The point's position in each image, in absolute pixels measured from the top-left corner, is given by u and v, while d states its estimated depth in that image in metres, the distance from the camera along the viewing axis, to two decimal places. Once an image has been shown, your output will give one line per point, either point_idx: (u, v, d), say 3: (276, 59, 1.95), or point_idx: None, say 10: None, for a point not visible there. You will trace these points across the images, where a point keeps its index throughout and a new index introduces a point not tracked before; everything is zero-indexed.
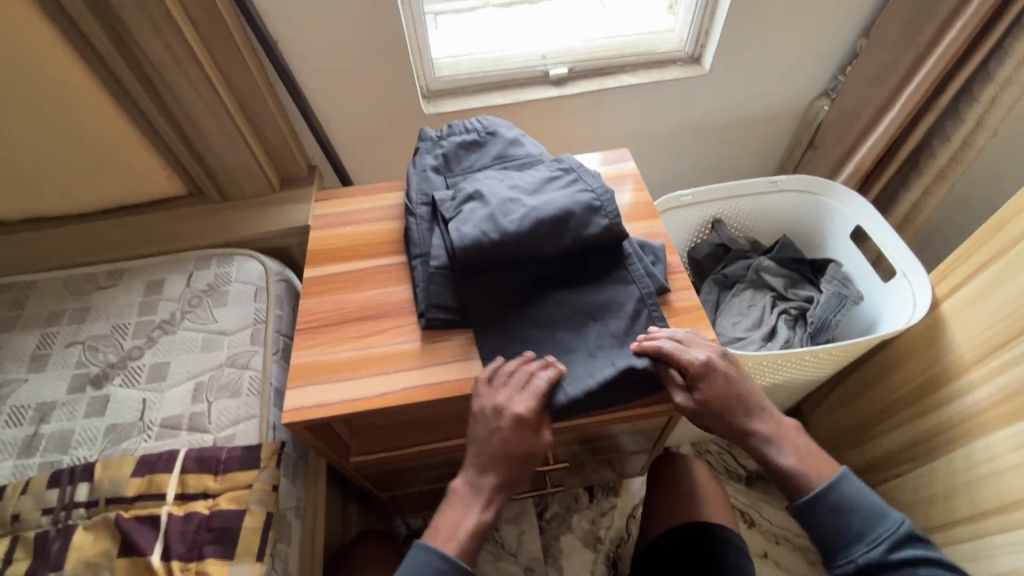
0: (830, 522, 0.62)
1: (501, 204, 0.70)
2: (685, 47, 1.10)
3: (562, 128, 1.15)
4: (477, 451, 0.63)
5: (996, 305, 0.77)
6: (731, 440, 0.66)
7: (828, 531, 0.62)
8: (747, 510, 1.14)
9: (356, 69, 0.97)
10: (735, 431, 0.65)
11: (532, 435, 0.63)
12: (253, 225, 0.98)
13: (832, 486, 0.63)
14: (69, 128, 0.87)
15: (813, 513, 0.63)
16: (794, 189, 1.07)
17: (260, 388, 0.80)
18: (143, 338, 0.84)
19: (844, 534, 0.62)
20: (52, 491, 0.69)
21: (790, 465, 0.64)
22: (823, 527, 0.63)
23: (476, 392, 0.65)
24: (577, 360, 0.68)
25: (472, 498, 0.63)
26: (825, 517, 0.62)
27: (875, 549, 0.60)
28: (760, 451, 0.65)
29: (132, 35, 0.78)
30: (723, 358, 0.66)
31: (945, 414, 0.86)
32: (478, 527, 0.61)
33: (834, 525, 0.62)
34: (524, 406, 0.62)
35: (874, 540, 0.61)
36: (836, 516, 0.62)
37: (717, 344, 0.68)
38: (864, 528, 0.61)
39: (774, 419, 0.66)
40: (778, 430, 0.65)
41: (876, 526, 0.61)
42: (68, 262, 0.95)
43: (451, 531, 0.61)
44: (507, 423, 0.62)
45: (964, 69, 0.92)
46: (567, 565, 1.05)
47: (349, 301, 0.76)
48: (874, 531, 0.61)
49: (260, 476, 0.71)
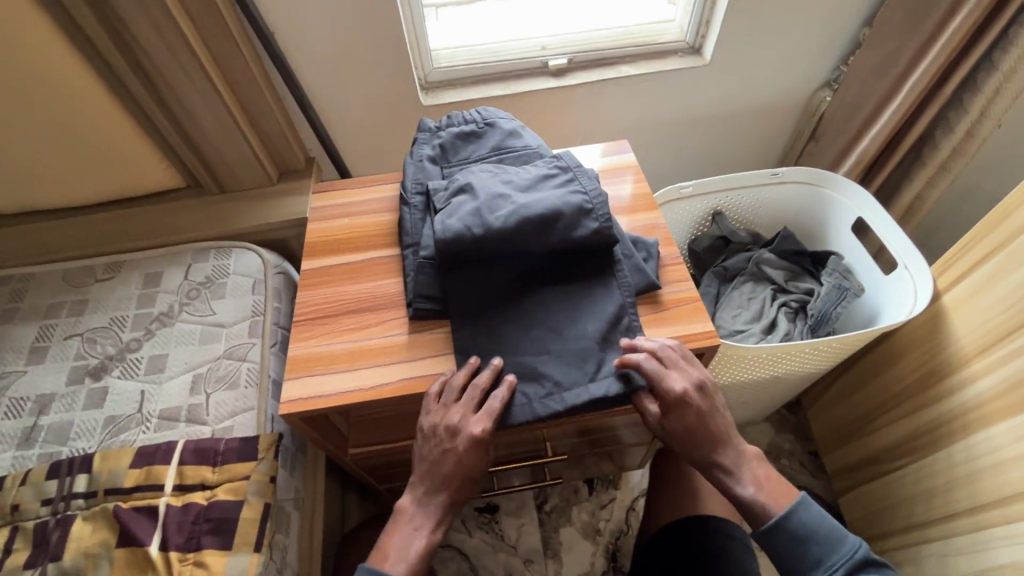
0: (787, 548, 0.61)
1: (490, 199, 0.69)
2: (686, 37, 1.09)
3: (562, 119, 1.15)
4: (429, 468, 0.64)
5: (996, 297, 0.77)
6: (694, 464, 0.67)
7: (788, 558, 0.62)
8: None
9: (353, 60, 0.96)
10: (698, 458, 0.65)
11: (484, 455, 0.64)
12: (250, 217, 0.98)
13: (789, 513, 0.62)
14: (65, 119, 0.86)
15: (772, 540, 0.62)
16: (795, 181, 1.06)
17: (258, 380, 0.80)
18: (141, 330, 0.84)
19: (801, 562, 0.61)
20: (51, 482, 0.69)
21: (748, 497, 0.63)
22: (782, 553, 0.62)
23: (426, 409, 0.65)
24: (557, 358, 0.67)
25: (423, 514, 0.64)
26: (783, 545, 0.62)
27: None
28: (720, 482, 0.65)
29: (126, 26, 0.77)
30: (700, 387, 0.64)
31: (946, 406, 0.86)
32: (430, 543, 0.63)
33: (792, 551, 0.61)
34: (479, 427, 0.63)
35: (831, 567, 0.60)
36: (793, 542, 0.61)
37: (698, 368, 0.66)
38: (821, 554, 0.60)
39: (740, 451, 0.65)
40: (740, 461, 0.65)
41: (833, 552, 0.60)
42: (67, 254, 0.95)
43: (399, 553, 0.62)
44: (462, 443, 0.63)
45: (969, 58, 0.91)
46: (566, 557, 1.05)
47: (347, 292, 0.76)
48: (830, 557, 0.60)
49: (259, 467, 0.71)
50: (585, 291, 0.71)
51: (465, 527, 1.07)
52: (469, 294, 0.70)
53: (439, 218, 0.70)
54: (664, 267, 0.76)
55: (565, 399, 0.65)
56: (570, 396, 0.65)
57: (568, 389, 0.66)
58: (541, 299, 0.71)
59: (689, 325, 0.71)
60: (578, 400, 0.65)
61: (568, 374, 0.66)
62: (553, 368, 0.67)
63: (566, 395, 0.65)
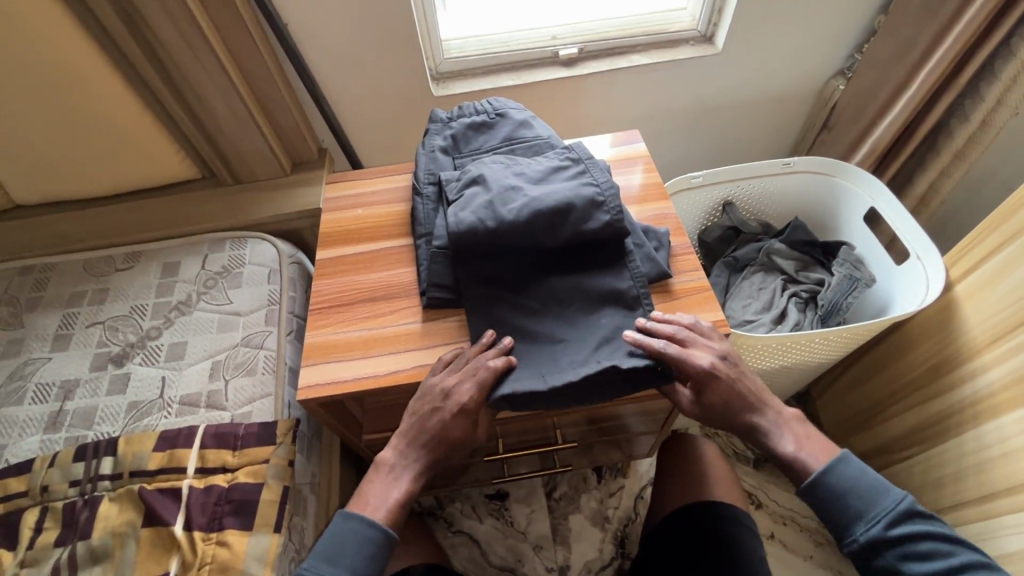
0: (828, 502, 0.62)
1: (502, 192, 0.70)
2: (698, 25, 1.08)
3: (572, 110, 1.15)
4: (415, 429, 0.65)
5: (1009, 288, 0.77)
6: (735, 434, 0.68)
7: (829, 512, 0.63)
8: (756, 493, 1.15)
9: (365, 50, 0.97)
10: (739, 427, 0.66)
11: (468, 424, 0.64)
12: (264, 208, 1.00)
13: (828, 469, 0.63)
14: (84, 111, 0.88)
15: (814, 497, 0.63)
16: (806, 171, 1.05)
17: (275, 367, 0.81)
18: (161, 319, 0.86)
19: (842, 515, 0.62)
20: (78, 465, 0.71)
21: (793, 455, 0.64)
22: (823, 508, 0.63)
23: (432, 372, 0.67)
24: (572, 348, 0.67)
25: (402, 471, 0.65)
26: (825, 498, 0.62)
27: (875, 527, 0.60)
28: (761, 442, 0.66)
29: (144, 18, 0.79)
30: (725, 357, 0.66)
31: (956, 396, 0.86)
32: (406, 498, 0.64)
33: (837, 506, 0.62)
34: (468, 395, 0.63)
35: (874, 518, 0.61)
36: (833, 496, 0.62)
37: (721, 343, 0.67)
38: (863, 507, 0.61)
39: (775, 412, 0.66)
40: (779, 420, 0.66)
41: (875, 504, 0.61)
42: (87, 244, 0.97)
43: (380, 499, 0.64)
44: (450, 407, 0.64)
45: (987, 45, 0.89)
46: (574, 542, 1.07)
47: (361, 282, 0.77)
48: (874, 510, 0.61)
49: (277, 452, 0.73)
50: (596, 280, 0.71)
51: (476, 514, 1.09)
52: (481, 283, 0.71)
53: (451, 210, 0.70)
54: (675, 257, 0.77)
55: (580, 371, 0.65)
56: (587, 368, 0.65)
57: (583, 365, 0.65)
58: (553, 289, 0.71)
59: (701, 314, 0.72)
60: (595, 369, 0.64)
61: (583, 356, 0.66)
62: (569, 353, 0.67)
63: (583, 368, 0.65)
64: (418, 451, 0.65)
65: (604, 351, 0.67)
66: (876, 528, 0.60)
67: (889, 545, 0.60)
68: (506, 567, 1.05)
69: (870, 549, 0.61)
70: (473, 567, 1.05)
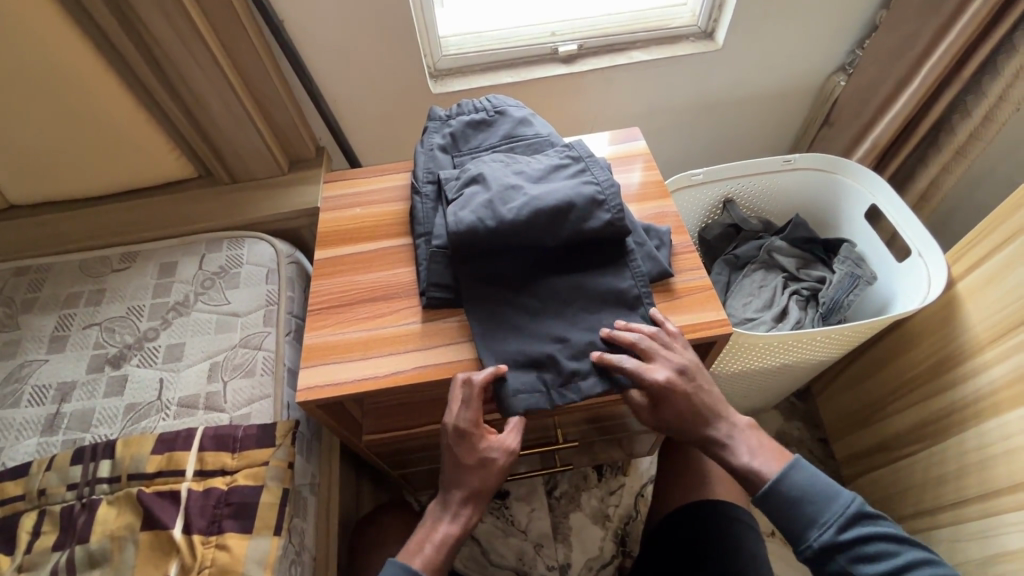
0: (781, 509, 0.62)
1: (502, 190, 0.70)
2: (697, 21, 1.08)
3: (571, 106, 1.14)
4: (446, 468, 0.65)
5: (1012, 285, 0.76)
6: (693, 445, 0.68)
7: (783, 519, 0.62)
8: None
9: (363, 47, 0.96)
10: (695, 439, 0.66)
11: (476, 446, 0.63)
12: (261, 207, 0.99)
13: (780, 475, 0.62)
14: (78, 110, 0.87)
15: (770, 504, 0.62)
16: (808, 167, 1.05)
17: (274, 368, 0.81)
18: (159, 320, 0.85)
19: (796, 521, 0.61)
20: (75, 468, 0.71)
21: (747, 466, 0.64)
22: (779, 515, 0.62)
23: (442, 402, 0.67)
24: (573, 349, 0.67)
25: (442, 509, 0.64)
26: (779, 504, 0.62)
27: (827, 531, 0.60)
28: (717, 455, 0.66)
29: (139, 16, 0.77)
30: (683, 371, 0.64)
31: (958, 393, 0.86)
32: (448, 536, 0.63)
33: (789, 512, 0.61)
34: (456, 420, 0.63)
35: (826, 523, 0.60)
36: (786, 502, 0.61)
37: (685, 353, 0.66)
38: (814, 512, 0.61)
39: (731, 425, 0.66)
40: (734, 434, 0.65)
41: (826, 508, 0.60)
42: (83, 245, 0.96)
43: (420, 545, 0.63)
44: (449, 436, 0.63)
45: (989, 40, 0.89)
46: (575, 541, 1.07)
47: (359, 282, 0.76)
48: (825, 514, 0.60)
49: (276, 453, 0.73)
50: (597, 280, 0.71)
51: None
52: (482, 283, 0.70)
53: (451, 209, 0.70)
54: (677, 256, 0.76)
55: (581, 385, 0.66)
56: (587, 385, 0.66)
57: (584, 380, 0.66)
58: (554, 288, 0.71)
59: (702, 313, 0.71)
60: (594, 390, 0.65)
61: (587, 366, 0.67)
62: (572, 361, 0.67)
63: (583, 385, 0.66)
64: (454, 485, 0.64)
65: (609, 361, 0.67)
66: (829, 532, 0.60)
67: (842, 549, 0.59)
68: (507, 566, 1.05)
69: (823, 554, 0.60)
70: (474, 565, 1.04)
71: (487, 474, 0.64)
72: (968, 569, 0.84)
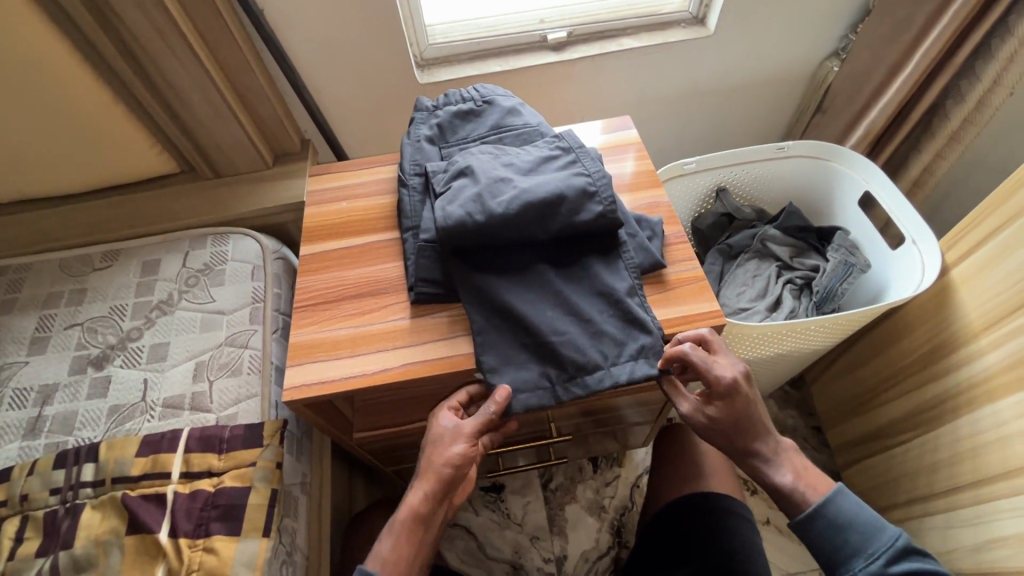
0: (827, 536, 0.61)
1: (491, 183, 0.68)
2: (689, 6, 1.06)
3: (561, 96, 1.12)
4: None
5: (1006, 273, 0.75)
6: (731, 455, 0.66)
7: (827, 547, 0.61)
8: (750, 479, 1.15)
9: (346, 37, 0.93)
10: (739, 449, 0.64)
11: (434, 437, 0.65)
12: (246, 202, 0.97)
13: (828, 502, 0.62)
14: (53, 106, 0.84)
15: (814, 530, 0.62)
16: (801, 155, 1.03)
17: (261, 367, 0.79)
18: (142, 319, 0.83)
19: (840, 550, 0.61)
20: (58, 472, 0.69)
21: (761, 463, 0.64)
22: (822, 542, 0.62)
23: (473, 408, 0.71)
24: (576, 343, 0.65)
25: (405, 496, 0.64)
26: (824, 531, 0.61)
27: (874, 562, 0.59)
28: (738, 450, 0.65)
29: (112, 7, 0.75)
30: (745, 376, 0.63)
31: (951, 381, 0.85)
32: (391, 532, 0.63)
33: (834, 540, 0.61)
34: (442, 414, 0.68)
35: (873, 554, 0.60)
36: (832, 530, 0.61)
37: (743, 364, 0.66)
38: (861, 542, 0.60)
39: (777, 441, 0.65)
40: (777, 450, 0.64)
41: (874, 539, 0.60)
42: (63, 243, 0.94)
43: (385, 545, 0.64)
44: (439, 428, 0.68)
45: (984, 22, 0.87)
46: (571, 534, 1.06)
47: (346, 278, 0.75)
48: (874, 545, 0.60)
49: (264, 454, 0.71)
50: (590, 272, 0.70)
51: (473, 506, 1.08)
52: (472, 276, 0.68)
53: (439, 203, 0.68)
54: (669, 247, 0.75)
55: (590, 380, 0.64)
56: (593, 380, 0.64)
57: (589, 375, 0.64)
58: (547, 278, 0.69)
59: (695, 305, 0.70)
60: (603, 384, 0.64)
61: (591, 359, 0.65)
62: (573, 354, 0.65)
63: (589, 379, 0.64)
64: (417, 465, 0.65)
65: (613, 354, 0.65)
66: (876, 563, 0.59)
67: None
68: (503, 559, 1.04)
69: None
70: (471, 559, 1.04)
71: (438, 450, 0.63)
72: (961, 555, 0.85)
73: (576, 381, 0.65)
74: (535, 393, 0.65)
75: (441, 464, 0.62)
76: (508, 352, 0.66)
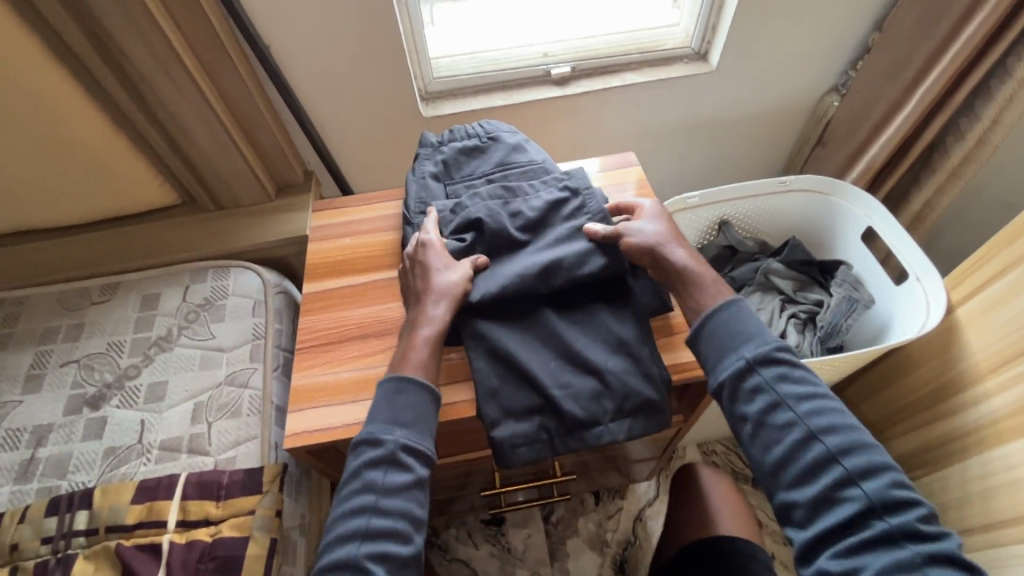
0: (732, 326, 0.61)
1: (494, 243, 0.71)
2: (691, 42, 1.07)
3: (565, 128, 1.12)
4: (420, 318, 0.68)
5: (1010, 317, 0.76)
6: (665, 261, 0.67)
7: (839, 468, 0.53)
8: (770, 523, 1.11)
9: (352, 70, 0.94)
10: (670, 250, 0.68)
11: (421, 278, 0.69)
12: (247, 235, 0.96)
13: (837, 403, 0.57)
14: (54, 140, 0.83)
15: (835, 448, 0.54)
16: (803, 189, 1.04)
17: (261, 407, 0.78)
18: (140, 356, 0.82)
19: (741, 327, 0.61)
20: (50, 519, 0.67)
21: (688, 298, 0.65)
22: (837, 465, 0.53)
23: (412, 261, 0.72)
24: (576, 395, 0.65)
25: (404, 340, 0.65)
26: (734, 324, 0.62)
27: (899, 521, 0.50)
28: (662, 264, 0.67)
29: (110, 35, 0.74)
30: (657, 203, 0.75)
31: (960, 420, 0.84)
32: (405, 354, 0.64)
33: (853, 471, 0.52)
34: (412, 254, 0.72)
35: (897, 515, 0.50)
36: (856, 461, 0.53)
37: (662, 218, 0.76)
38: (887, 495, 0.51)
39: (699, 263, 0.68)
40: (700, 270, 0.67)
41: (905, 507, 0.51)
42: (61, 277, 0.92)
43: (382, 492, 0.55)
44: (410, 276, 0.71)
45: (983, 63, 0.89)
46: (573, 571, 1.04)
47: (349, 318, 0.74)
48: (795, 370, 0.58)
49: (263, 501, 0.69)
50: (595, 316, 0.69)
51: (472, 540, 1.07)
52: (473, 322, 0.68)
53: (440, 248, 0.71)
54: None
55: (586, 436, 0.64)
56: (591, 437, 0.64)
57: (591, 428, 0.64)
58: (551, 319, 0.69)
59: None
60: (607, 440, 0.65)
61: (590, 414, 0.64)
62: (575, 408, 0.64)
63: (588, 435, 0.64)
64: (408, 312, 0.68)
65: (613, 409, 0.65)
66: (805, 407, 0.56)
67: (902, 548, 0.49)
68: None
69: (774, 406, 0.57)
70: None
71: (431, 273, 0.68)
72: None
73: (577, 434, 0.64)
74: (535, 445, 0.64)
75: (437, 287, 0.67)
76: (509, 401, 0.65)
